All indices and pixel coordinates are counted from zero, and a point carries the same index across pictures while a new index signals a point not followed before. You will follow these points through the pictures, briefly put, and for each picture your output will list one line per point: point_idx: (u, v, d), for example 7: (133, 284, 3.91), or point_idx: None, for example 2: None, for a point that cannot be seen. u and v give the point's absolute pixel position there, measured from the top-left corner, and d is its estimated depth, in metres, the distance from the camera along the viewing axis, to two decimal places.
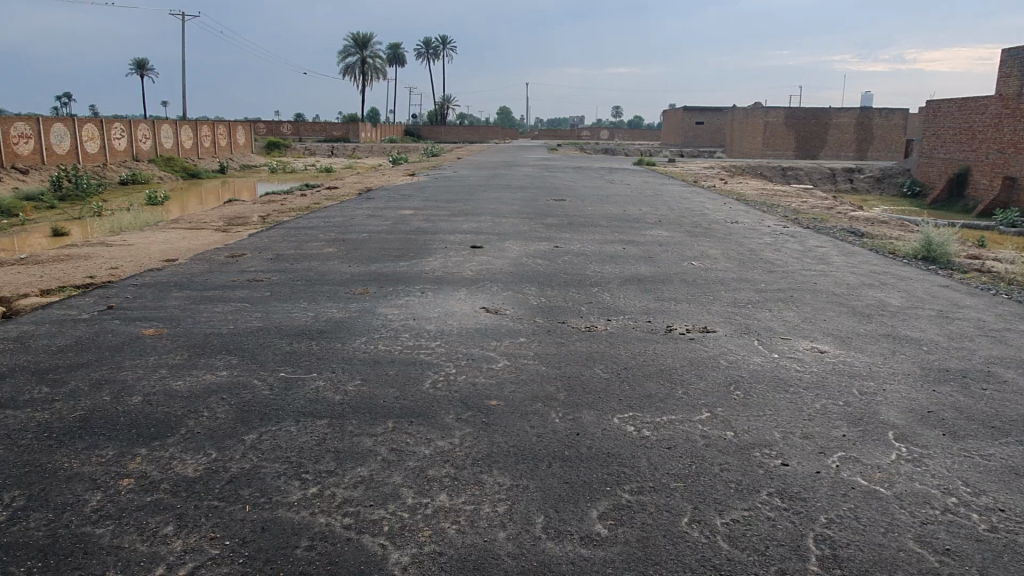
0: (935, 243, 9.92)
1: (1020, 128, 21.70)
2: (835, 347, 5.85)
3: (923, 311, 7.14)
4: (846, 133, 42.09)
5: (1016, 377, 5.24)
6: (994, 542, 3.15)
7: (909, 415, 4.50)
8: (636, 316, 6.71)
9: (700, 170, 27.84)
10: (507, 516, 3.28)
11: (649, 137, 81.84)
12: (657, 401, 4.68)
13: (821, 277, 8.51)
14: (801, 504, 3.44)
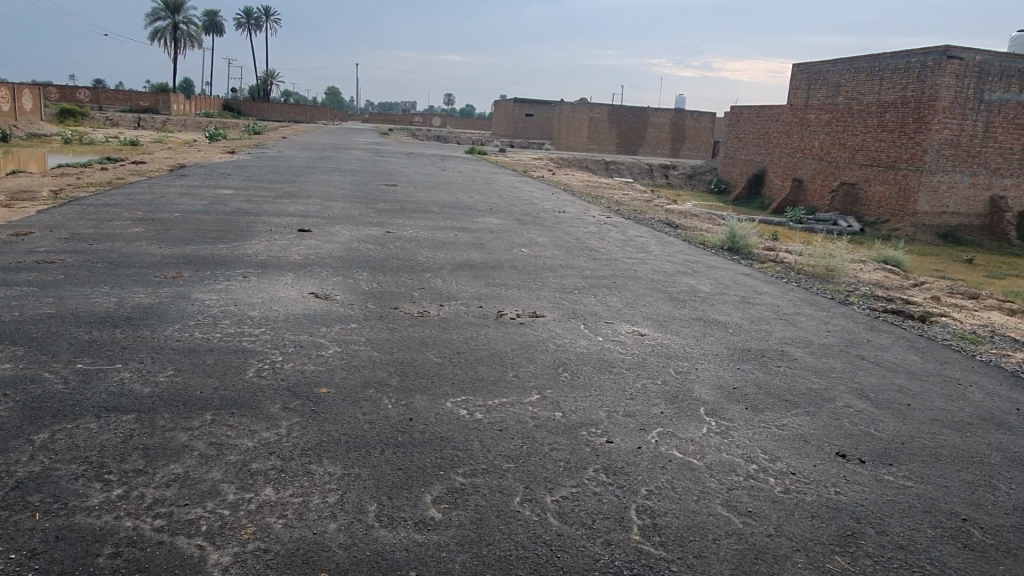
0: (738, 235, 10.89)
1: (806, 135, 24.35)
2: (653, 330, 6.24)
3: (728, 296, 7.81)
4: (662, 132, 45.13)
5: (804, 355, 5.89)
6: (789, 502, 3.50)
7: (717, 392, 4.90)
8: (468, 301, 6.75)
9: (530, 161, 28.60)
10: (337, 506, 3.17)
11: (481, 126, 82.86)
12: (489, 385, 4.74)
13: (640, 265, 9.05)
14: (624, 478, 3.63)
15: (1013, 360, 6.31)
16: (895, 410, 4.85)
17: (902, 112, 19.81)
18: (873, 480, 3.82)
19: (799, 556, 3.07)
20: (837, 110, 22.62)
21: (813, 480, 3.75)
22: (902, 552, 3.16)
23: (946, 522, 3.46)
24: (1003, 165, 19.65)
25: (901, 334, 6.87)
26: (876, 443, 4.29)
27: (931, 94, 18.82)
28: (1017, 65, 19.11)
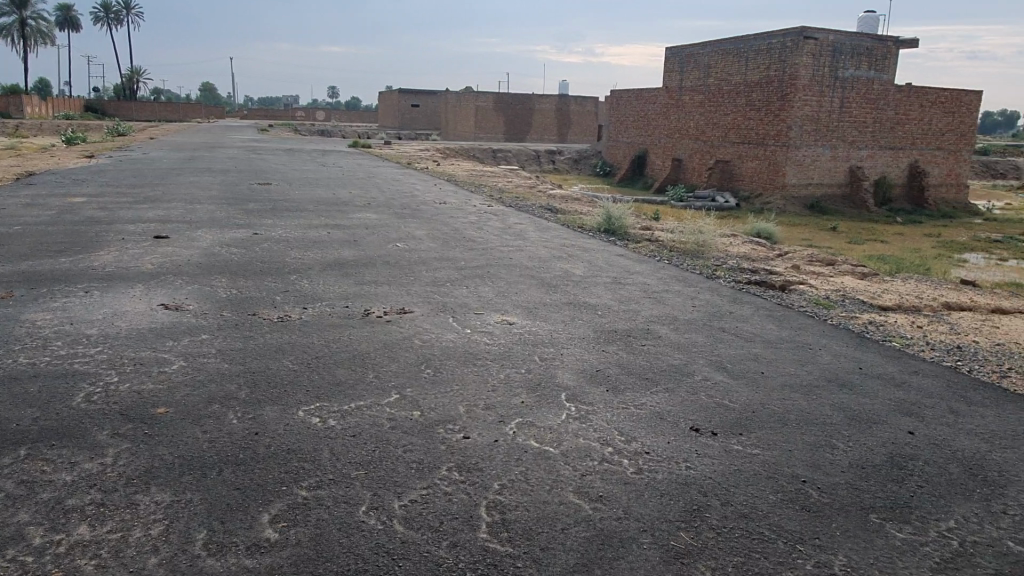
0: (614, 217, 11.09)
1: (682, 116, 25.17)
2: (522, 317, 6.21)
3: (601, 278, 7.91)
4: (547, 117, 45.69)
5: (668, 332, 6.02)
6: (639, 483, 3.53)
7: (581, 376, 4.92)
8: (334, 301, 6.50)
9: (415, 152, 28.20)
10: (162, 538, 2.93)
11: (367, 118, 81.24)
12: (346, 388, 4.56)
13: (516, 252, 9.04)
14: (477, 474, 3.56)
15: (860, 321, 6.68)
16: (749, 379, 5.02)
17: (767, 92, 20.77)
18: (721, 451, 3.92)
19: (644, 537, 3.09)
20: (708, 91, 23.47)
21: (665, 457, 3.81)
22: (743, 521, 3.24)
23: (786, 485, 3.59)
24: (858, 137, 21.01)
25: (761, 304, 7.16)
26: (729, 414, 4.41)
27: (791, 72, 19.81)
28: (866, 43, 20.37)
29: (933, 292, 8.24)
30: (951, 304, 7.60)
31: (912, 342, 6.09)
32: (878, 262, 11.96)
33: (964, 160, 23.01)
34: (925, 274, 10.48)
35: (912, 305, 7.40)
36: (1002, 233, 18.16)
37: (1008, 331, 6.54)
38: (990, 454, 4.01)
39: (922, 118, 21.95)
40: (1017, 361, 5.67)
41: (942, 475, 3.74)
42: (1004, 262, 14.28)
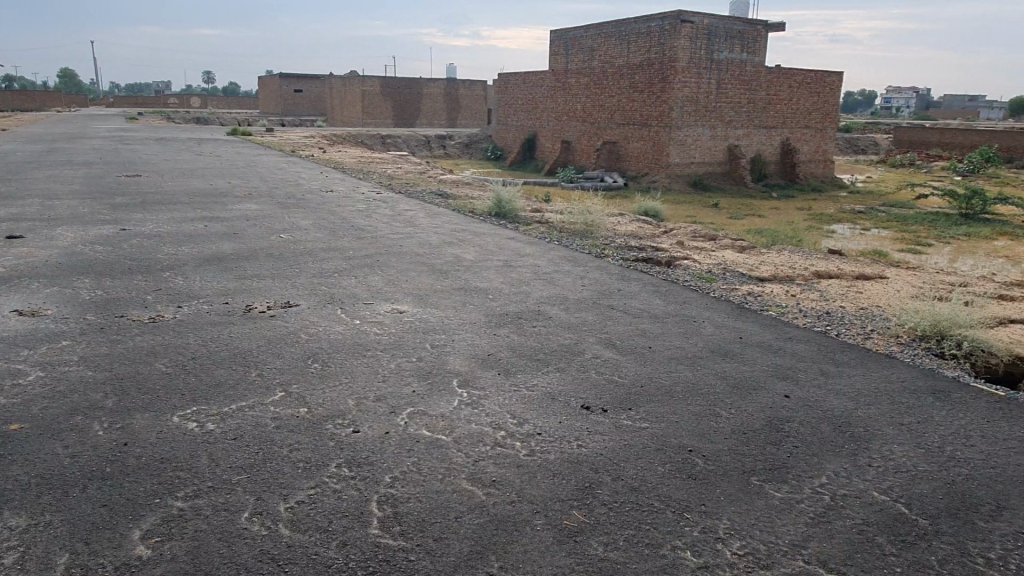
0: (504, 200, 11.10)
1: (569, 99, 25.48)
2: (413, 305, 6.10)
3: (492, 262, 7.89)
4: (437, 102, 45.30)
5: (559, 312, 6.07)
6: (533, 464, 3.54)
7: (473, 361, 4.89)
8: (211, 298, 6.16)
9: (299, 140, 27.21)
10: (16, 567, 2.67)
11: (248, 105, 77.86)
12: (226, 389, 4.32)
13: (406, 239, 8.89)
14: (367, 468, 3.46)
15: (740, 293, 6.98)
16: (638, 354, 5.14)
17: (648, 74, 21.33)
18: (611, 427, 3.98)
19: (538, 518, 3.09)
20: (594, 73, 23.83)
21: (557, 437, 3.83)
22: (634, 494, 3.30)
23: (673, 455, 3.69)
24: (734, 117, 21.99)
25: (648, 280, 7.35)
26: (618, 389, 4.49)
27: (670, 55, 20.42)
28: (738, 27, 21.27)
29: (805, 262, 8.73)
30: (821, 272, 8.08)
31: (787, 310, 6.43)
32: (756, 235, 12.57)
33: (830, 137, 24.58)
34: (797, 245, 11.10)
35: (786, 276, 7.81)
36: (864, 205, 19.55)
37: (871, 295, 7.02)
38: (857, 411, 4.28)
39: (791, 99, 23.23)
40: (879, 322, 6.10)
41: (816, 434, 3.97)
42: (866, 231, 15.37)
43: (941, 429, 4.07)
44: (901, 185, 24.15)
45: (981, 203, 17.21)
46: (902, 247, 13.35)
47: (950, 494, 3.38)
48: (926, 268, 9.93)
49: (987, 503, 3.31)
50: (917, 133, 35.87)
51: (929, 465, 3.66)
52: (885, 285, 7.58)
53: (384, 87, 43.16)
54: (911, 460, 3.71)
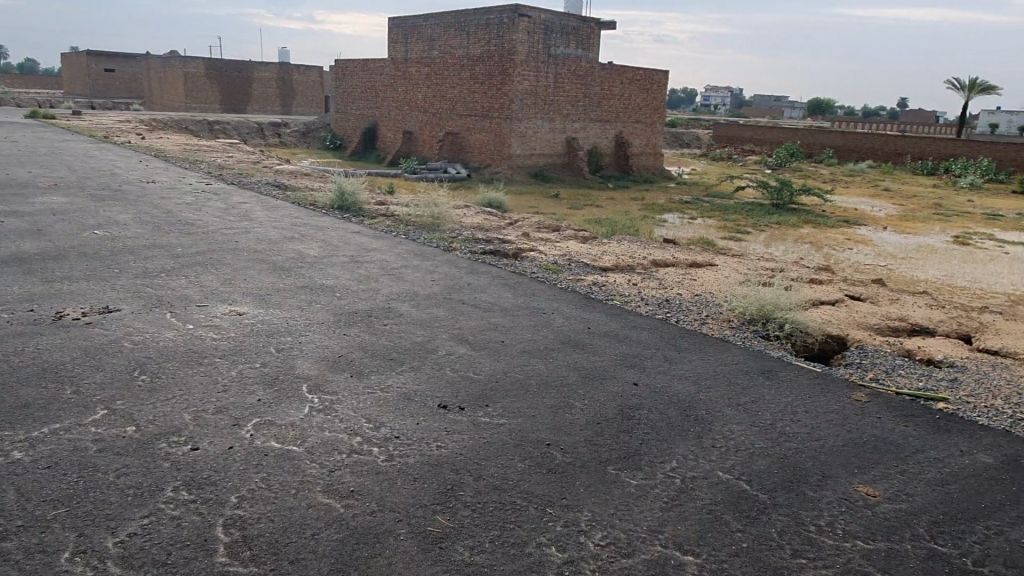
0: (347, 192, 10.72)
1: (410, 87, 25.08)
2: (253, 307, 5.71)
3: (337, 258, 7.57)
4: (268, 87, 43.09)
5: (410, 309, 5.93)
6: (391, 470, 3.41)
7: (321, 363, 4.65)
8: (10, 306, 5.40)
9: (113, 125, 24.77)
10: None
11: (48, 84, 69.94)
12: (36, 410, 3.80)
13: (242, 234, 8.32)
14: (210, 489, 3.17)
15: (586, 283, 7.19)
16: (492, 349, 5.12)
17: (489, 66, 21.47)
18: (470, 425, 3.92)
19: (401, 527, 2.98)
20: (434, 63, 23.58)
21: (416, 439, 3.72)
22: (496, 493, 3.27)
23: (533, 450, 3.70)
24: (572, 111, 22.72)
25: (497, 273, 7.37)
26: (474, 386, 4.45)
27: (509, 48, 20.66)
28: (573, 24, 21.94)
29: (643, 251, 9.16)
30: (658, 261, 8.52)
31: (630, 298, 6.70)
32: (596, 226, 13.07)
33: (658, 132, 26.08)
34: (634, 235, 11.66)
35: (627, 265, 8.15)
36: (690, 195, 20.95)
37: (703, 282, 7.49)
38: (698, 395, 4.53)
39: (623, 94, 24.37)
40: (712, 308, 6.52)
41: (664, 420, 4.14)
42: (693, 220, 16.47)
43: (772, 407, 4.40)
44: (721, 176, 26.15)
45: (789, 193, 19.02)
46: (725, 236, 14.43)
47: (784, 467, 3.65)
48: (746, 255, 10.79)
49: (815, 473, 3.61)
50: (733, 128, 39.00)
51: (764, 441, 3.94)
52: (714, 272, 8.11)
53: (210, 70, 40.38)
54: (749, 438, 3.97)
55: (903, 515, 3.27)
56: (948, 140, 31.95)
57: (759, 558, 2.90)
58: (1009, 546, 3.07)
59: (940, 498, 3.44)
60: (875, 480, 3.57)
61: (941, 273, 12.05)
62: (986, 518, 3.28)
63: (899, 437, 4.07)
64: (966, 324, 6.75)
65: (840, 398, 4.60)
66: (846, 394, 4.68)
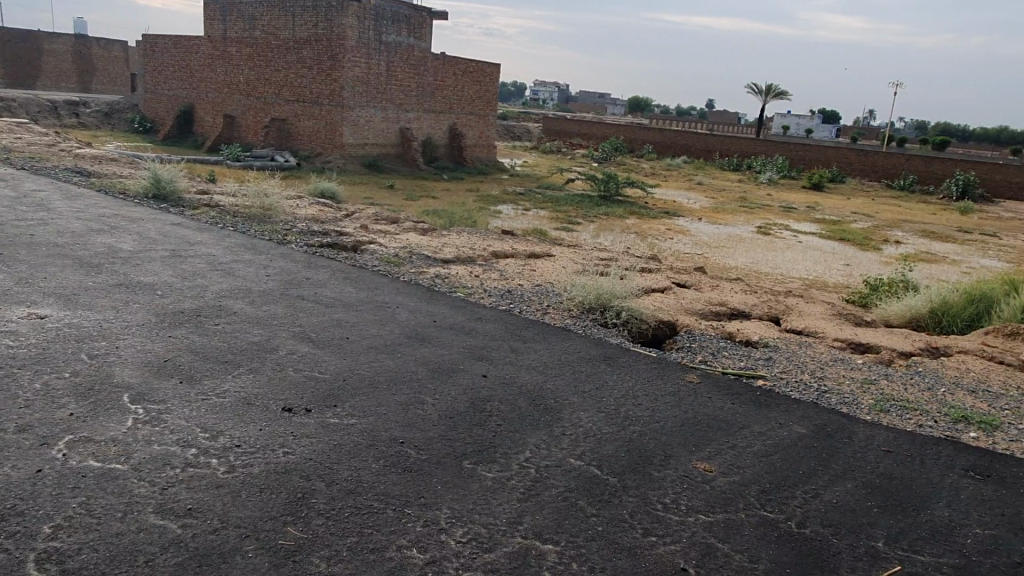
0: (163, 179, 9.83)
1: (229, 69, 23.10)
2: (58, 309, 5.07)
3: (156, 253, 6.93)
4: (62, 61, 38.60)
5: (244, 306, 5.55)
6: (234, 483, 3.16)
7: (145, 369, 4.22)
8: None
9: None
10: None
11: None
12: None
13: (38, 226, 7.38)
14: (16, 521, 2.77)
15: (429, 276, 7.10)
16: (336, 346, 4.91)
17: (316, 50, 20.51)
18: (318, 428, 3.73)
19: (248, 544, 2.76)
20: (255, 44, 22.00)
21: (259, 447, 3.47)
22: (351, 498, 3.12)
23: (386, 449, 3.59)
24: (405, 100, 22.42)
25: (336, 267, 7.09)
26: (320, 385, 4.24)
27: (338, 32, 19.92)
28: (404, 11, 21.62)
29: (483, 243, 9.22)
30: (499, 252, 8.62)
31: (474, 290, 6.72)
32: (434, 217, 12.99)
33: (491, 124, 26.42)
34: (473, 226, 11.72)
35: (469, 257, 8.16)
36: (523, 187, 21.46)
37: (543, 273, 7.68)
38: (546, 384, 4.62)
39: (455, 86, 24.41)
40: (553, 298, 6.69)
41: (515, 411, 4.19)
42: (528, 212, 16.88)
43: (615, 393, 4.59)
44: (551, 169, 27.06)
45: (614, 186, 20.06)
46: (558, 227, 14.93)
47: (630, 450, 3.82)
48: (580, 245, 11.22)
49: (658, 454, 3.81)
50: (560, 122, 40.40)
51: (609, 426, 4.10)
52: (553, 262, 8.35)
53: None
54: (596, 424, 4.11)
55: (736, 487, 3.54)
56: (749, 140, 35.23)
57: (613, 540, 3.01)
58: (824, 508, 3.42)
59: (766, 468, 3.75)
60: (709, 456, 3.83)
61: (748, 261, 13.26)
62: (804, 484, 3.63)
63: (727, 414, 4.41)
64: (774, 306, 7.46)
65: (674, 381, 4.90)
66: (679, 376, 5.00)
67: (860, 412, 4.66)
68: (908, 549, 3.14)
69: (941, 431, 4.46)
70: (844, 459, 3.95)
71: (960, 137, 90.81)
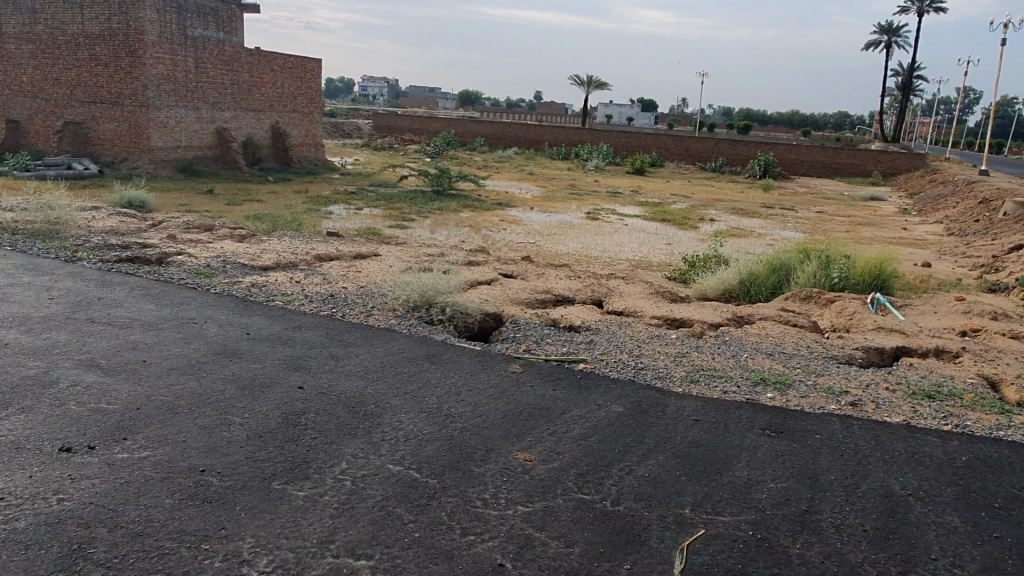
0: None
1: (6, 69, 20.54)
2: None
3: None
4: None
5: (18, 336, 4.89)
6: None
7: None
8: None
9: None
10: None
11: None
12: None
13: None
14: None
15: (244, 285, 6.67)
16: (129, 371, 4.45)
17: (113, 46, 18.70)
18: (102, 466, 3.34)
19: None
20: (37, 40, 19.72)
21: (27, 497, 3.05)
22: (138, 541, 2.81)
23: (184, 480, 3.28)
24: (219, 99, 21.09)
25: (137, 283, 6.48)
26: (108, 418, 3.81)
27: (136, 26, 18.32)
28: (210, 4, 20.30)
29: (306, 246, 8.82)
30: (322, 255, 8.27)
31: (293, 297, 6.38)
32: (256, 222, 12.26)
33: (316, 121, 25.50)
34: (296, 229, 11.18)
35: (290, 262, 7.77)
36: (354, 186, 20.90)
37: (368, 273, 7.46)
38: (366, 390, 4.46)
39: (274, 82, 23.31)
40: (378, 298, 6.50)
41: (331, 422, 3.99)
42: (360, 211, 16.44)
43: (437, 391, 4.52)
44: (383, 166, 26.56)
45: (447, 180, 20.03)
46: (391, 224, 14.64)
47: (451, 449, 3.76)
48: (411, 242, 11.04)
49: (479, 449, 3.77)
50: (391, 118, 39.76)
51: (431, 426, 4.01)
52: (379, 262, 8.14)
53: None
54: (416, 425, 4.01)
55: (553, 473, 3.58)
56: (576, 130, 36.55)
57: (429, 546, 2.92)
58: (637, 482, 3.54)
59: (584, 451, 3.83)
60: (530, 446, 3.85)
61: (578, 246, 13.71)
62: (619, 461, 3.74)
63: (548, 401, 4.47)
64: (597, 289, 7.73)
65: (498, 373, 4.90)
66: (504, 367, 5.02)
67: (672, 384, 4.91)
68: (711, 512, 3.32)
69: (743, 395, 4.79)
70: (656, 431, 4.13)
71: (761, 121, 99.64)
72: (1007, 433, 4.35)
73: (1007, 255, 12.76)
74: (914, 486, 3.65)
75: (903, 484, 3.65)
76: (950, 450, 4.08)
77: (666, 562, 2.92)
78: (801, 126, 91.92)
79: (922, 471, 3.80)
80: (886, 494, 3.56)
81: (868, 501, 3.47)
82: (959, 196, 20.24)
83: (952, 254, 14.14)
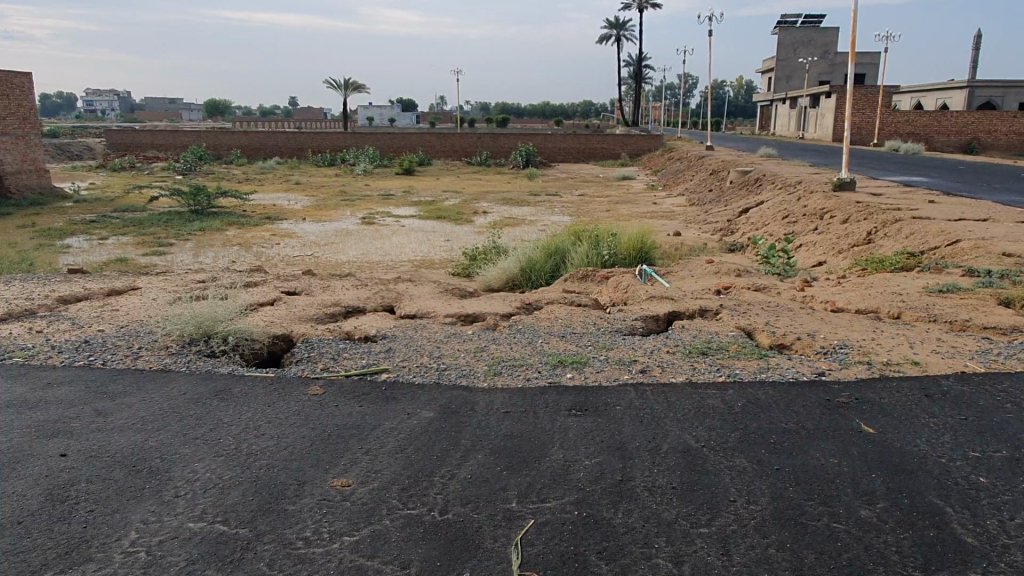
0: None
1: None
2: None
3: None
4: None
5: None
6: None
7: None
8: None
9: None
10: None
11: None
12: None
13: None
14: None
15: None
16: None
17: None
18: None
19: None
20: None
21: None
22: None
23: None
24: None
25: None
26: None
27: None
28: None
29: (44, 289, 7.65)
30: (66, 297, 7.22)
31: (36, 351, 5.48)
32: None
33: (35, 144, 22.18)
34: (29, 271, 9.65)
35: (24, 310, 6.66)
36: (94, 213, 18.55)
37: (128, 311, 6.65)
38: (147, 443, 3.95)
39: None
40: (143, 337, 5.81)
41: (109, 488, 3.47)
42: (105, 241, 14.62)
43: (233, 430, 4.13)
44: (126, 189, 23.92)
45: (205, 198, 18.46)
46: (147, 252, 13.21)
47: (257, 491, 3.44)
48: (172, 269, 10.06)
49: (290, 485, 3.50)
50: (127, 134, 35.78)
51: (231, 471, 3.65)
52: (139, 296, 7.31)
53: None
54: (214, 472, 3.63)
55: (372, 494, 3.42)
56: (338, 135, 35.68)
57: None
58: (461, 486, 3.50)
59: (402, 464, 3.71)
60: (345, 470, 3.65)
61: (358, 253, 13.44)
62: (440, 468, 3.67)
63: (357, 418, 4.29)
64: (387, 296, 7.59)
65: (296, 398, 4.60)
66: (301, 392, 4.72)
67: (477, 379, 4.95)
68: (537, 500, 3.37)
69: (546, 379, 4.96)
70: (470, 431, 4.12)
71: (517, 113, 104.67)
72: (768, 375, 4.96)
73: (739, 219, 14.62)
74: (706, 438, 4.00)
75: (697, 438, 3.99)
76: (728, 398, 4.55)
77: (503, 560, 2.91)
78: (552, 117, 97.82)
79: (709, 423, 4.19)
80: (685, 450, 3.86)
81: (672, 459, 3.75)
82: (693, 171, 22.84)
83: (696, 221, 15.91)
